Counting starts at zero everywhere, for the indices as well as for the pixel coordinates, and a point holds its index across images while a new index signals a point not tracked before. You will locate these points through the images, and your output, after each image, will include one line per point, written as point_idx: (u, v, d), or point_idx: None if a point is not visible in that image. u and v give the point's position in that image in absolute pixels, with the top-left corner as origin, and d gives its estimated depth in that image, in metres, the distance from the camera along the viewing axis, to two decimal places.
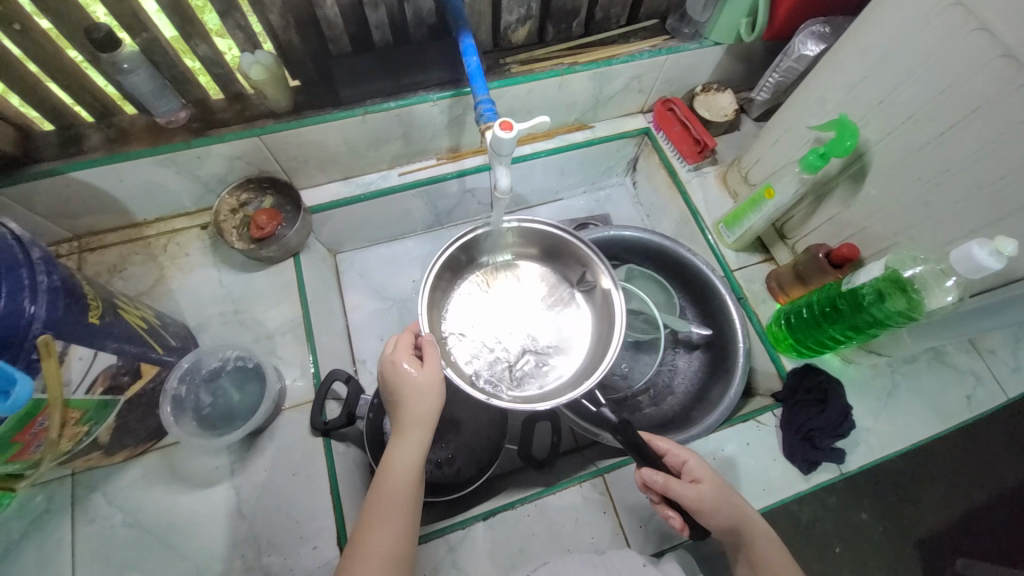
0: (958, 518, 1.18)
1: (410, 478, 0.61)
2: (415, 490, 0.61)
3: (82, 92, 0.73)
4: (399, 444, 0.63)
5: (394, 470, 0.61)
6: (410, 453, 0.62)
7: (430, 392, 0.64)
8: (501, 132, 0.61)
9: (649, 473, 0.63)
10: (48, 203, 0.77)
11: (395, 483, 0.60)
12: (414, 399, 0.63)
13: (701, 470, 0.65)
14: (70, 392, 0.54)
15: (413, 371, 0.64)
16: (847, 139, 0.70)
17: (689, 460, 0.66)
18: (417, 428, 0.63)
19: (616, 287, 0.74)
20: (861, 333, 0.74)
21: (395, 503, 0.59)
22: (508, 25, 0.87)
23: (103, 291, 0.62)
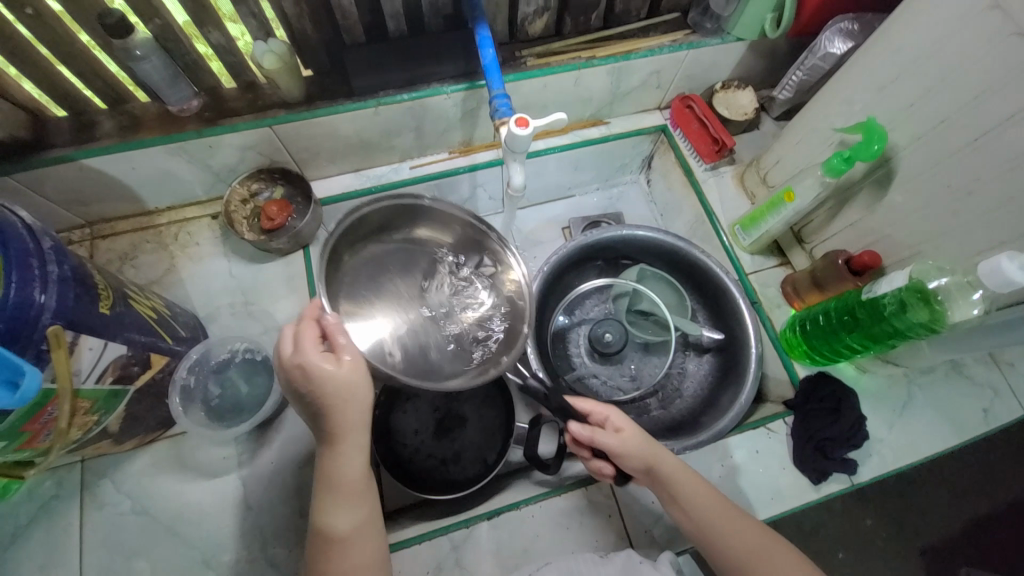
0: (965, 530, 1.16)
1: (359, 482, 0.57)
2: (367, 491, 0.58)
3: (95, 78, 0.72)
4: (335, 455, 0.56)
5: (338, 484, 0.56)
6: (352, 458, 0.56)
7: (353, 395, 0.55)
8: (517, 129, 0.60)
9: (575, 425, 0.68)
10: (60, 190, 0.78)
11: (350, 488, 0.56)
12: (343, 406, 0.55)
13: (622, 420, 0.69)
14: (80, 382, 0.53)
15: (329, 374, 0.53)
16: (874, 143, 0.68)
17: (610, 414, 0.69)
18: (352, 435, 0.56)
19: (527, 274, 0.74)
20: (879, 343, 0.72)
21: (355, 505, 0.56)
22: (525, 16, 0.85)
23: (114, 281, 0.62)
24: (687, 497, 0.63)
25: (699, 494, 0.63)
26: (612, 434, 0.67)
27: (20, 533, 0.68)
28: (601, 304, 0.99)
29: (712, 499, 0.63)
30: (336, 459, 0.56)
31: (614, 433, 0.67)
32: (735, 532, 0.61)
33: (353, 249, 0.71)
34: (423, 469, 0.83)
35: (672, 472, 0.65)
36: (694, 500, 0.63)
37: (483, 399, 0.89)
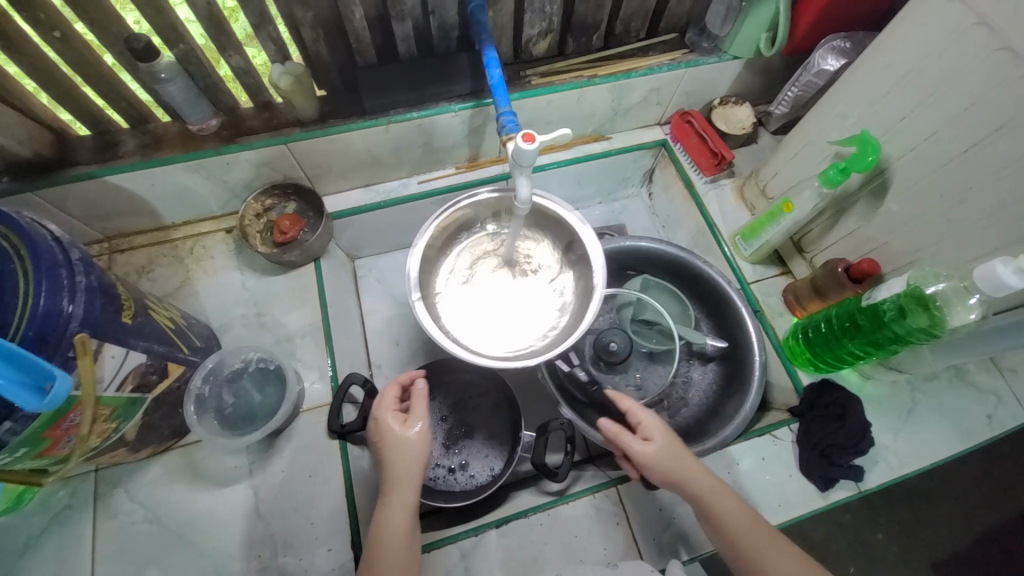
0: (974, 540, 1.15)
1: (399, 543, 0.59)
2: (409, 555, 0.59)
3: (119, 99, 0.75)
4: (386, 509, 0.61)
5: (382, 539, 0.59)
6: (398, 514, 0.61)
7: (408, 453, 0.63)
8: (524, 144, 0.62)
9: (606, 423, 0.70)
10: (82, 205, 0.80)
11: (391, 543, 0.59)
12: (400, 462, 0.63)
13: (654, 428, 0.69)
14: (102, 389, 0.55)
15: (396, 430, 0.64)
16: (869, 154, 0.70)
17: (644, 420, 0.70)
18: (400, 490, 0.62)
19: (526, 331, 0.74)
20: (881, 349, 0.73)
21: (396, 562, 0.58)
22: (530, 37, 0.89)
23: (135, 293, 0.64)
24: (723, 517, 0.63)
25: (745, 525, 0.62)
26: (642, 441, 0.68)
27: (32, 543, 0.69)
28: (605, 314, 1.01)
29: (762, 531, 0.62)
30: (386, 513, 0.61)
31: (643, 442, 0.68)
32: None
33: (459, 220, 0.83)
34: (429, 478, 0.83)
35: (720, 499, 0.64)
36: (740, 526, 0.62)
37: (491, 409, 0.90)
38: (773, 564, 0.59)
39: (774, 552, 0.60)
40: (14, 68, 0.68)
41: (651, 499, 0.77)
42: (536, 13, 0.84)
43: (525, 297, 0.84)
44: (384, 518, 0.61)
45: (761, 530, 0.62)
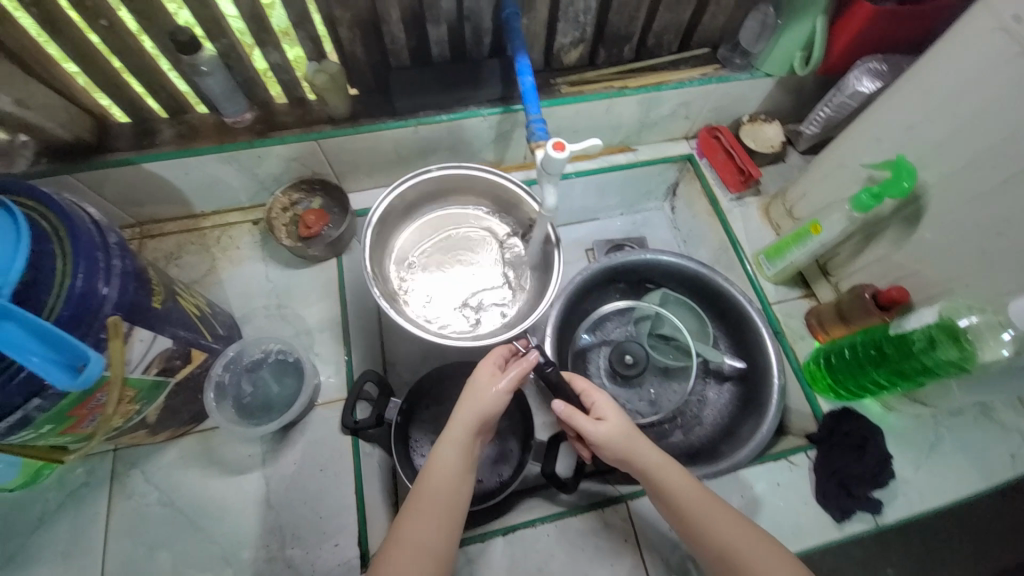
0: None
1: (449, 479, 0.61)
2: (455, 494, 0.61)
3: (159, 89, 0.78)
4: (443, 442, 0.63)
5: (434, 468, 0.62)
6: (452, 451, 0.63)
7: (486, 403, 0.64)
8: (554, 152, 0.63)
9: (557, 404, 0.66)
10: (117, 190, 0.83)
11: (438, 474, 0.61)
12: (466, 406, 0.64)
13: (608, 409, 0.68)
14: (129, 371, 0.56)
15: (487, 383, 0.65)
16: (904, 180, 0.69)
17: (598, 400, 0.68)
18: (461, 428, 0.63)
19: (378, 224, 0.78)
20: (907, 380, 0.71)
21: (434, 496, 0.60)
22: (561, 46, 0.89)
23: (164, 278, 0.66)
24: (675, 491, 0.62)
25: (705, 507, 0.61)
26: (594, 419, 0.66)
27: (48, 517, 0.70)
28: (622, 326, 1.00)
29: (723, 511, 0.61)
30: (440, 446, 0.63)
31: (597, 422, 0.66)
32: (740, 543, 0.58)
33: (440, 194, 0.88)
34: None
35: (680, 483, 0.63)
36: (699, 510, 0.61)
37: (501, 414, 0.89)
38: (733, 544, 0.58)
39: (735, 534, 0.59)
40: (62, 55, 0.70)
41: (661, 517, 0.76)
42: (570, 23, 0.84)
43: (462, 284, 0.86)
44: (439, 450, 0.63)
45: (722, 511, 0.61)
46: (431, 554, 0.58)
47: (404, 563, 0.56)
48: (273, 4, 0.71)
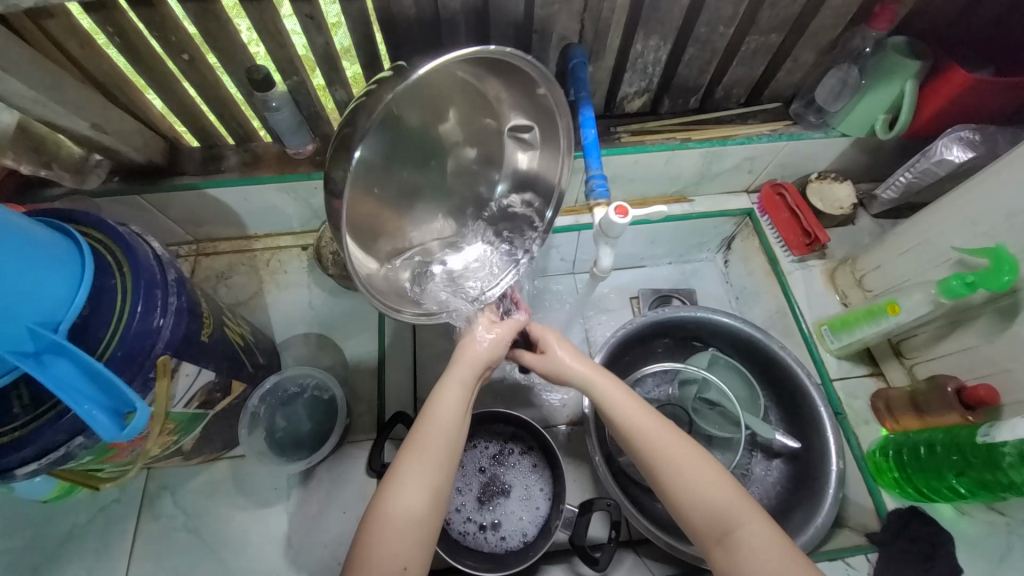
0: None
1: (453, 416, 0.58)
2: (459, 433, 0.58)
3: (230, 119, 0.80)
4: (443, 383, 0.61)
5: (437, 408, 0.58)
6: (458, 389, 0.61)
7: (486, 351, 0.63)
8: (616, 217, 0.61)
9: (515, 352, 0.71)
10: (180, 210, 0.86)
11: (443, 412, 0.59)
12: (466, 351, 0.62)
13: (550, 340, 0.69)
14: (172, 405, 0.56)
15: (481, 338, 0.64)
16: (1004, 274, 0.62)
17: (543, 332, 0.70)
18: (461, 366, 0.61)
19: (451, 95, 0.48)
20: (994, 492, 0.63)
21: (439, 431, 0.57)
22: (625, 95, 0.87)
23: (215, 307, 0.66)
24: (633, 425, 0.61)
25: (662, 442, 0.59)
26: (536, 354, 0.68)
27: (77, 531, 0.72)
28: (663, 385, 0.95)
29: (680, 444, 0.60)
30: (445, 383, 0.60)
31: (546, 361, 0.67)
32: (700, 473, 0.57)
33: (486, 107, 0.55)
34: (459, 533, 0.80)
35: (631, 412, 0.62)
36: (653, 445, 0.60)
37: (531, 468, 0.86)
38: (683, 480, 0.57)
39: (688, 468, 0.58)
40: (144, 83, 0.73)
41: None
42: (637, 73, 0.82)
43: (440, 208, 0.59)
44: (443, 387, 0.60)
45: (678, 447, 0.59)
46: (438, 488, 0.55)
47: (414, 493, 0.54)
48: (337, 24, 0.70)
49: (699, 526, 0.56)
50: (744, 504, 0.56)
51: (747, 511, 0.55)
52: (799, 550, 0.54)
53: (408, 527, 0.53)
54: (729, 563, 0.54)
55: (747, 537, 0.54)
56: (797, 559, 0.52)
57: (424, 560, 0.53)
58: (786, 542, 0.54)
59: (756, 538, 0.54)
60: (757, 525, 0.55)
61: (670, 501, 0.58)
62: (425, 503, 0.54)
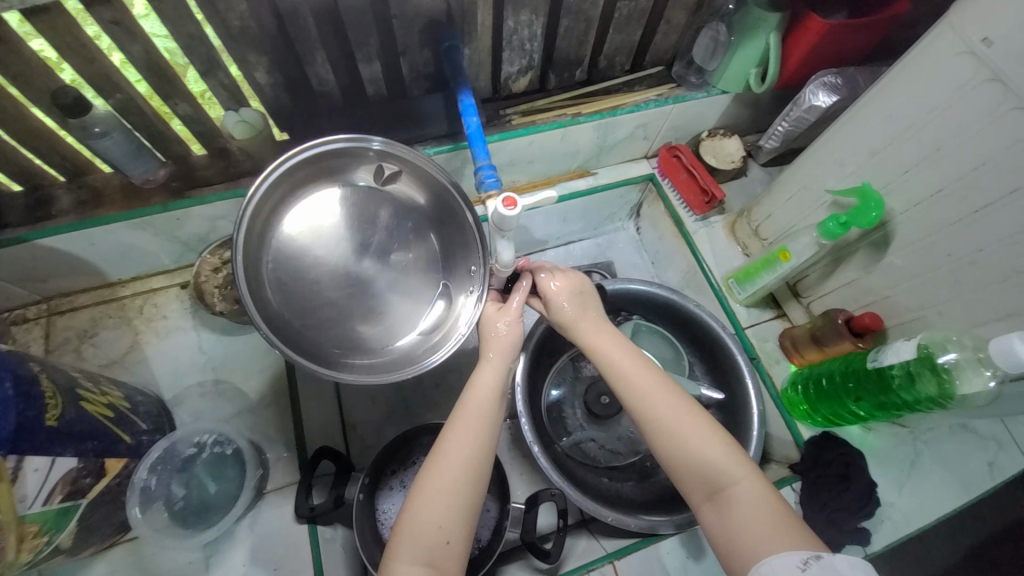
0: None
1: (489, 396, 0.59)
2: (498, 411, 0.59)
3: (51, 153, 0.67)
4: (479, 369, 0.62)
5: (477, 389, 0.59)
6: (490, 376, 0.61)
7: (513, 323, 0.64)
8: (506, 210, 0.57)
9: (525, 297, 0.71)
10: (12, 269, 0.71)
11: (476, 397, 0.59)
12: (491, 342, 0.63)
13: (565, 285, 0.68)
14: (26, 508, 0.48)
15: (501, 320, 0.64)
16: (871, 211, 0.65)
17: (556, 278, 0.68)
18: (499, 353, 0.63)
19: (268, 170, 0.55)
20: (888, 412, 0.69)
21: (475, 412, 0.57)
22: (509, 75, 0.83)
23: (65, 380, 0.56)
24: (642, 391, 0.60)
25: (667, 407, 0.58)
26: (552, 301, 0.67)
27: None
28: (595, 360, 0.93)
29: (688, 412, 0.58)
30: (479, 372, 0.62)
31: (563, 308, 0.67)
32: (704, 443, 0.55)
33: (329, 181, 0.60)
34: None
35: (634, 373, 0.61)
36: (660, 411, 0.58)
37: None
38: (690, 442, 0.56)
39: (695, 434, 0.56)
40: None
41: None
42: (516, 51, 0.78)
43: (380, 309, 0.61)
44: (476, 377, 0.61)
45: (693, 414, 0.58)
46: (478, 466, 0.54)
47: (446, 475, 0.53)
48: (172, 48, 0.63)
49: (696, 482, 0.55)
50: (740, 465, 0.54)
51: (743, 472, 0.54)
52: (791, 508, 0.51)
53: (438, 508, 0.51)
54: (720, 521, 0.52)
55: (742, 495, 0.52)
56: (789, 517, 0.50)
57: (464, 544, 0.51)
58: (780, 501, 0.52)
59: (748, 498, 0.52)
60: (750, 487, 0.53)
61: (669, 460, 0.56)
62: (459, 484, 0.52)
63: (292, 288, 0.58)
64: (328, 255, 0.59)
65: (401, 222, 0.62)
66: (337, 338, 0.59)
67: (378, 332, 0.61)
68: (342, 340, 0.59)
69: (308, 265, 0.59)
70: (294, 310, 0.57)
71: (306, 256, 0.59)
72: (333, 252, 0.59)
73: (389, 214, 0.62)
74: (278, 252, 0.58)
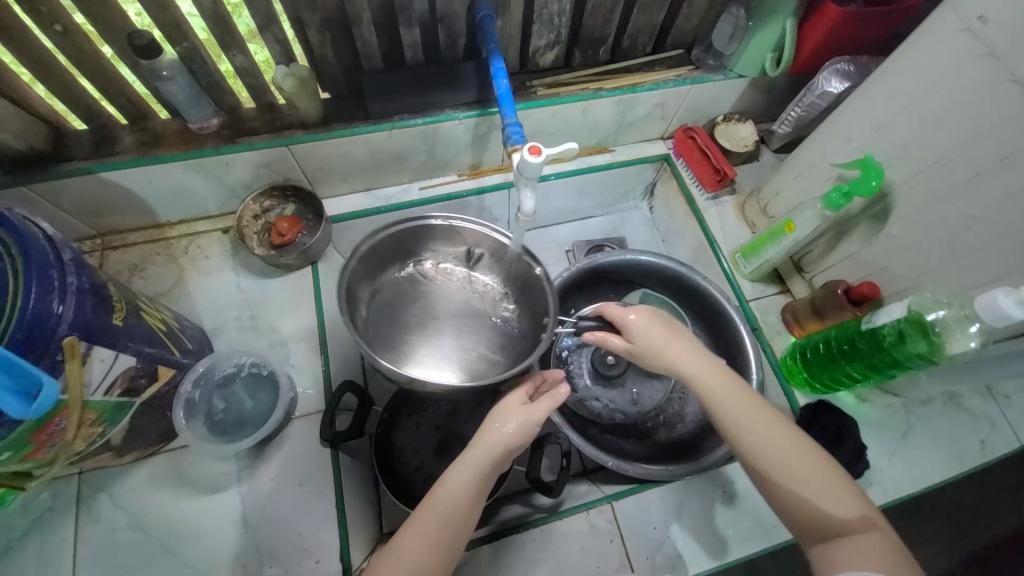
0: (986, 555, 1.07)
1: (457, 502, 0.56)
2: (468, 515, 0.56)
3: (119, 96, 0.74)
4: (456, 465, 0.58)
5: (447, 490, 0.57)
6: (464, 475, 0.57)
7: (508, 427, 0.59)
8: (530, 156, 0.62)
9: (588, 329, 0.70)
10: (76, 201, 0.78)
11: (444, 496, 0.56)
12: (482, 440, 0.59)
13: (643, 324, 0.66)
14: (90, 393, 0.54)
15: (509, 404, 0.62)
16: (871, 180, 0.70)
17: (632, 316, 0.66)
18: (482, 454, 0.58)
19: (367, 238, 0.70)
20: (879, 372, 0.73)
21: (437, 515, 0.55)
22: (537, 48, 0.88)
23: (127, 292, 0.63)
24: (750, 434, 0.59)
25: (782, 452, 0.58)
26: (632, 339, 0.66)
27: (12, 545, 0.67)
28: None
29: (801, 454, 0.58)
30: (455, 468, 0.58)
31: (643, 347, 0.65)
32: (818, 488, 0.56)
33: (421, 244, 0.77)
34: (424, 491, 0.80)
35: (732, 417, 0.61)
36: (771, 440, 0.59)
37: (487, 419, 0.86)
38: (807, 485, 0.56)
39: (811, 466, 0.57)
40: (22, 66, 0.66)
41: (644, 516, 0.77)
42: (545, 25, 0.84)
43: (452, 350, 0.73)
44: (449, 474, 0.58)
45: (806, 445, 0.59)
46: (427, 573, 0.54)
47: None
48: (238, 7, 0.70)
49: (810, 525, 0.56)
50: (857, 514, 0.55)
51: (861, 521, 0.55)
52: (908, 557, 0.53)
53: None
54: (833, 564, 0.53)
55: (864, 540, 0.53)
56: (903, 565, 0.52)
57: None
58: (898, 550, 0.53)
59: (867, 545, 0.53)
60: (870, 535, 0.54)
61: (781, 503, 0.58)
62: None
63: (391, 328, 0.74)
64: (426, 308, 0.76)
65: (483, 281, 0.78)
66: (421, 364, 0.72)
67: (456, 364, 0.72)
68: (424, 368, 0.71)
69: (407, 314, 0.75)
70: (391, 347, 0.72)
71: (404, 302, 0.76)
72: (431, 304, 0.77)
73: (471, 274, 0.78)
74: (383, 300, 0.76)
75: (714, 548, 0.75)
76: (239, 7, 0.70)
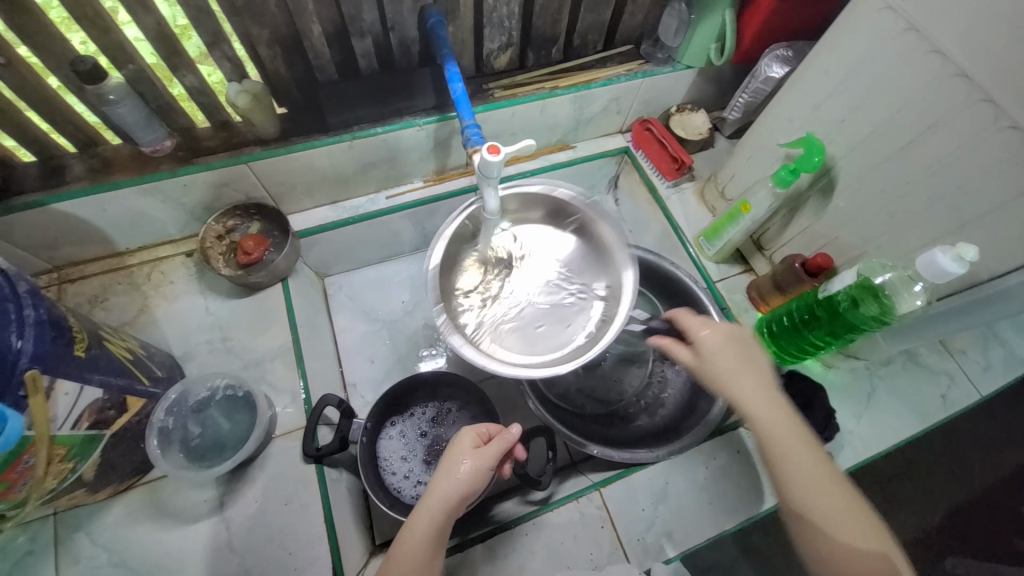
0: (962, 507, 1.12)
1: (417, 555, 0.54)
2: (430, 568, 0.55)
3: (65, 124, 0.72)
4: (416, 516, 0.56)
5: (411, 543, 0.55)
6: (422, 528, 0.55)
7: (459, 475, 0.57)
8: (490, 156, 0.63)
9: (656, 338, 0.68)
10: (29, 235, 0.76)
11: (407, 551, 0.55)
12: (445, 483, 0.57)
13: (713, 343, 0.64)
14: (56, 428, 0.53)
15: (466, 445, 0.60)
16: (814, 156, 0.74)
17: (704, 332, 0.65)
18: (438, 502, 0.56)
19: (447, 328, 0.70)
20: (839, 337, 0.76)
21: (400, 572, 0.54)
22: (490, 52, 0.90)
23: (88, 323, 0.61)
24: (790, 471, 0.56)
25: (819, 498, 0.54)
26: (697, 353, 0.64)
27: None
28: None
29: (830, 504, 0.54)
30: (415, 518, 0.56)
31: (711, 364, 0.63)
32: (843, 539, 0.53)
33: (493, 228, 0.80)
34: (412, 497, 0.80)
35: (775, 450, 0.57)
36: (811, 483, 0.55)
37: (469, 421, 0.87)
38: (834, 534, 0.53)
39: (849, 521, 0.54)
40: None
41: (633, 498, 0.79)
42: (496, 28, 0.85)
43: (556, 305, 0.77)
44: (411, 525, 0.56)
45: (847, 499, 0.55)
46: None
47: None
48: (186, 30, 0.69)
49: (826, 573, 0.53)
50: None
51: None
52: None
53: None
54: None
55: None
56: None
57: None
58: None
59: None
60: None
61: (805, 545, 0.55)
62: None
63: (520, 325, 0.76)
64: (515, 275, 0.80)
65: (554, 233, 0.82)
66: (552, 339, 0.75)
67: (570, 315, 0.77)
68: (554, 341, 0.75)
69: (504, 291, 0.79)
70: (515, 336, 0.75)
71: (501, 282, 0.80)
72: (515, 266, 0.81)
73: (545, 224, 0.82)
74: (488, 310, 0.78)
75: (701, 521, 0.78)
76: (187, 30, 0.69)
